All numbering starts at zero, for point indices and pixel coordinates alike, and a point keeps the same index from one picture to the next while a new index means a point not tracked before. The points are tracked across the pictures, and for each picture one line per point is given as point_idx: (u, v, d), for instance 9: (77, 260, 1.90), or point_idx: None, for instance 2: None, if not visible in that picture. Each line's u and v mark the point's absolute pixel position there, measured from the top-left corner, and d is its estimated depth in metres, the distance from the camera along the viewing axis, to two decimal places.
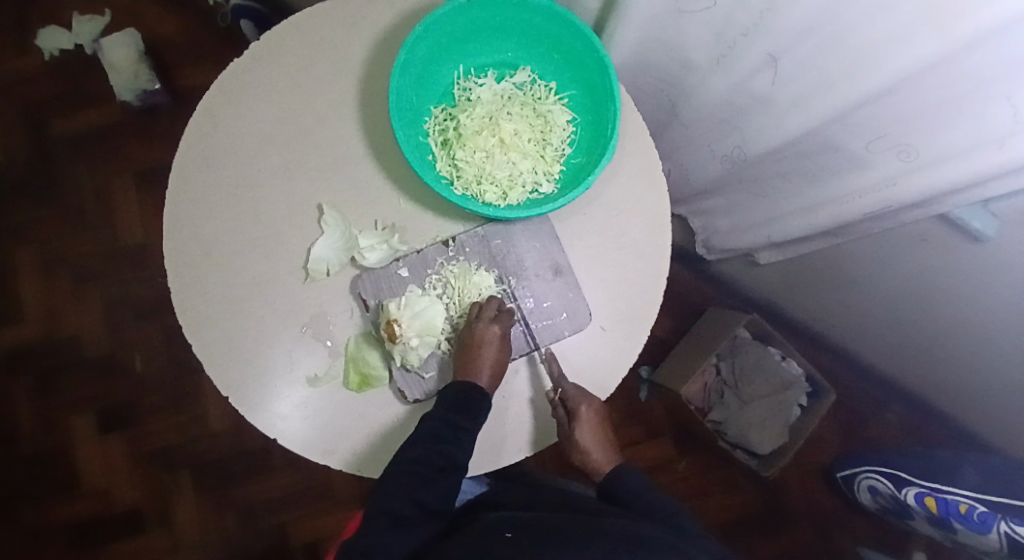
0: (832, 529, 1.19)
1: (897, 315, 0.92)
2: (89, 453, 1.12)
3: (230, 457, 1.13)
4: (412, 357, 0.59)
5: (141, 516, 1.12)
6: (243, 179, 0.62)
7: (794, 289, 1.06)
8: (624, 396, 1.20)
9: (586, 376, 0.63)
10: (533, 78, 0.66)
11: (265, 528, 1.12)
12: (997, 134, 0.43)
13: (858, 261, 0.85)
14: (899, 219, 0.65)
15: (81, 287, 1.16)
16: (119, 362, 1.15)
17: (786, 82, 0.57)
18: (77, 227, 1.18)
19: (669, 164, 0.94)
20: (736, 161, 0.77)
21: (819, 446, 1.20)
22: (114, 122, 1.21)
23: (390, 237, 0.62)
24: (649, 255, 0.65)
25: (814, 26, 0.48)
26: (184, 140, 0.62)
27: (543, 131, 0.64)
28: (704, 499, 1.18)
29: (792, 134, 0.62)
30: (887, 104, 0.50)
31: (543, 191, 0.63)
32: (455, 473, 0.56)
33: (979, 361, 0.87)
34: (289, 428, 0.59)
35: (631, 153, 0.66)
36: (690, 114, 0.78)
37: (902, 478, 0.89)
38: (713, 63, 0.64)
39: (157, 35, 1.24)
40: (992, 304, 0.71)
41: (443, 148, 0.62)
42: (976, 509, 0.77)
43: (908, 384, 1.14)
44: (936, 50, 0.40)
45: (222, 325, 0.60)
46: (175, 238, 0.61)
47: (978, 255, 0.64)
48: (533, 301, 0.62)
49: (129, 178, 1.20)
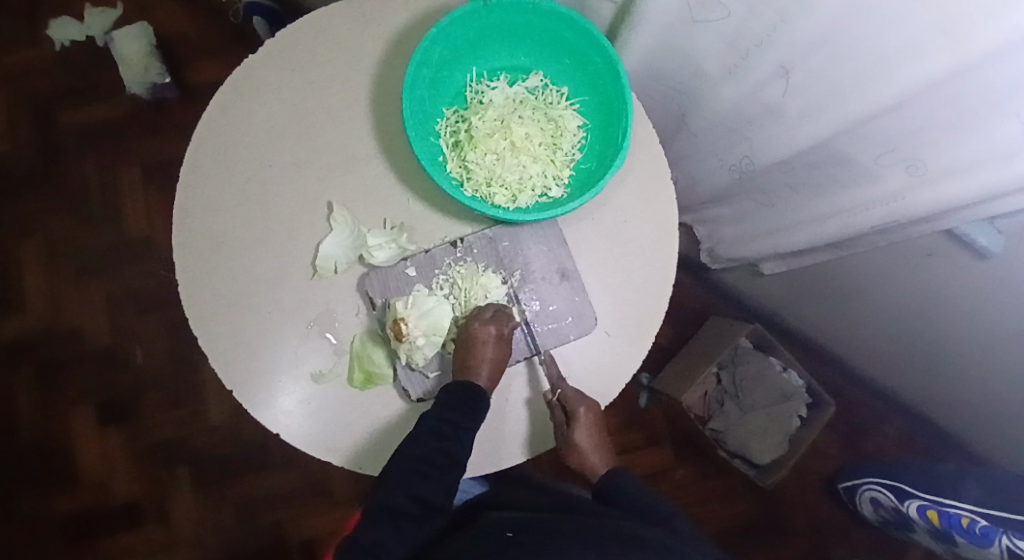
0: (830, 541, 1.19)
1: (900, 328, 0.92)
2: (87, 444, 1.12)
3: (228, 451, 1.13)
4: (417, 356, 0.59)
5: (137, 509, 1.11)
6: (253, 174, 0.62)
7: (797, 300, 1.07)
8: (624, 402, 1.20)
9: (588, 382, 0.63)
10: (545, 83, 0.66)
11: (262, 524, 1.12)
12: (1007, 150, 0.43)
13: (862, 274, 0.85)
14: (905, 233, 0.65)
15: (85, 278, 1.16)
16: (121, 354, 1.15)
17: (798, 93, 0.57)
18: (84, 219, 1.18)
19: (676, 172, 0.95)
20: (744, 170, 0.78)
21: (818, 458, 1.20)
22: (123, 114, 1.22)
23: (399, 236, 0.62)
24: (655, 263, 0.65)
25: (829, 38, 0.48)
26: (198, 134, 0.63)
27: (554, 135, 0.64)
28: (702, 507, 1.18)
29: (802, 145, 0.63)
30: (897, 118, 0.51)
31: (552, 195, 0.63)
32: (453, 470, 0.56)
33: (980, 376, 0.88)
34: (291, 423, 0.59)
35: (641, 160, 0.66)
36: (698, 122, 0.79)
37: (903, 490, 0.90)
38: (725, 72, 0.64)
39: (169, 29, 1.25)
40: (994, 319, 0.72)
41: (455, 150, 0.62)
42: (977, 522, 0.76)
43: (907, 397, 1.15)
44: (948, 64, 0.40)
45: (229, 320, 0.60)
46: (186, 231, 0.61)
47: (983, 271, 0.64)
48: (539, 304, 0.62)
49: (137, 171, 1.20)
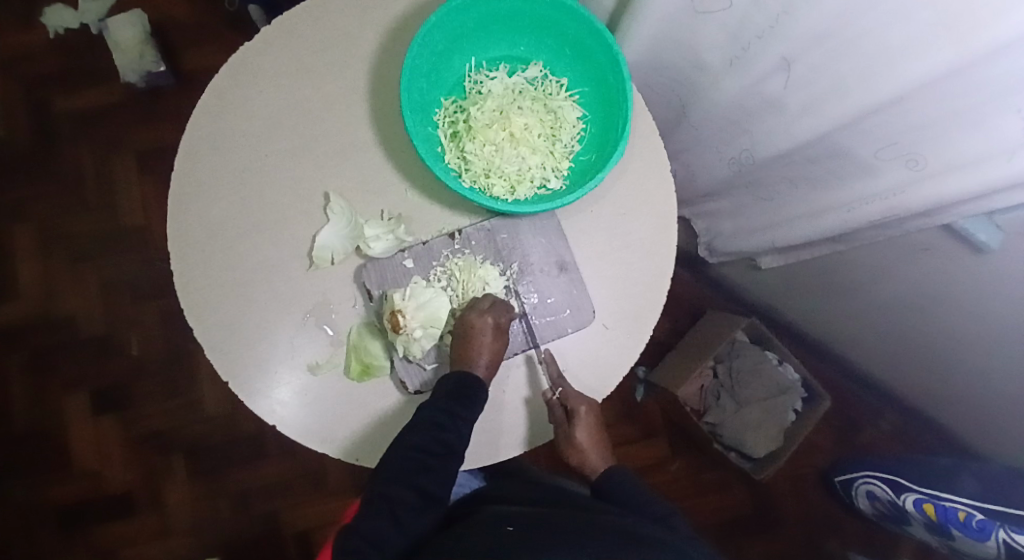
0: (822, 534, 1.20)
1: (897, 323, 0.92)
2: (81, 433, 1.12)
3: (223, 442, 1.13)
4: (414, 348, 0.58)
5: (132, 498, 1.11)
6: (250, 163, 0.62)
7: (794, 295, 1.07)
8: (621, 396, 1.20)
9: (586, 376, 0.63)
10: (545, 73, 0.65)
11: (257, 515, 1.12)
12: (1006, 147, 0.43)
13: (860, 268, 0.85)
14: (903, 228, 0.65)
15: (79, 268, 1.15)
16: (116, 343, 1.14)
17: (799, 86, 0.57)
18: (76, 207, 1.17)
19: (676, 165, 0.95)
20: (744, 164, 0.77)
21: (812, 452, 1.21)
22: (118, 101, 1.20)
23: (396, 227, 0.62)
24: (652, 256, 0.65)
25: (831, 31, 0.48)
26: (193, 121, 0.62)
27: (553, 127, 0.63)
28: (697, 499, 1.18)
29: (803, 138, 0.62)
30: (898, 113, 0.50)
31: (551, 187, 0.62)
32: (451, 460, 0.56)
33: (976, 371, 0.88)
34: (288, 414, 0.59)
35: (641, 152, 0.66)
36: (698, 115, 0.78)
37: (902, 483, 0.90)
38: (727, 64, 0.64)
39: (164, 15, 1.23)
40: (991, 315, 0.72)
41: (453, 140, 0.62)
42: (974, 516, 0.75)
43: (901, 391, 1.15)
44: (950, 61, 0.40)
45: (225, 310, 0.60)
46: (181, 219, 0.61)
47: (980, 266, 0.65)
48: (537, 297, 0.62)
49: (130, 158, 1.19)
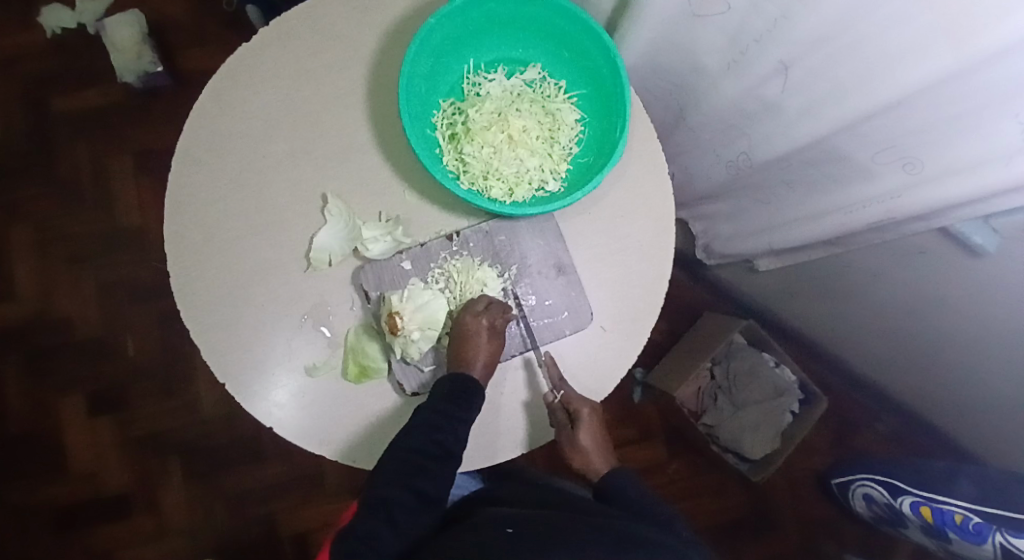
0: (820, 536, 1.20)
1: (894, 326, 0.92)
2: (77, 435, 1.11)
3: (220, 443, 1.12)
4: (412, 350, 0.59)
5: (128, 500, 1.11)
6: (248, 164, 0.62)
7: (792, 297, 1.07)
8: (618, 398, 1.20)
9: (583, 378, 0.63)
10: (543, 76, 0.65)
11: (253, 517, 1.12)
12: (1001, 152, 0.43)
13: (857, 271, 0.85)
14: (900, 231, 0.65)
15: (76, 269, 1.15)
16: (112, 344, 1.13)
17: (797, 90, 0.57)
18: (73, 206, 1.16)
19: (674, 168, 0.95)
20: (741, 167, 0.78)
21: (809, 454, 1.21)
22: (115, 102, 1.20)
23: (394, 229, 0.62)
24: (649, 258, 0.65)
25: (829, 35, 0.48)
26: (190, 123, 0.62)
27: (551, 128, 0.63)
28: (694, 501, 1.18)
29: (800, 142, 0.62)
30: (896, 117, 0.50)
31: (549, 189, 0.62)
32: (449, 461, 0.56)
33: (973, 374, 0.88)
34: (285, 416, 0.59)
35: (639, 155, 0.66)
36: (696, 118, 0.78)
37: (898, 486, 0.91)
38: (725, 67, 0.64)
39: (162, 16, 1.23)
40: (986, 318, 0.72)
41: (451, 142, 0.61)
42: (971, 519, 0.75)
43: (897, 394, 1.16)
44: (949, 65, 0.40)
45: (221, 312, 0.60)
46: (177, 221, 0.61)
47: (978, 270, 0.65)
48: (535, 299, 0.62)
49: (128, 159, 1.18)
